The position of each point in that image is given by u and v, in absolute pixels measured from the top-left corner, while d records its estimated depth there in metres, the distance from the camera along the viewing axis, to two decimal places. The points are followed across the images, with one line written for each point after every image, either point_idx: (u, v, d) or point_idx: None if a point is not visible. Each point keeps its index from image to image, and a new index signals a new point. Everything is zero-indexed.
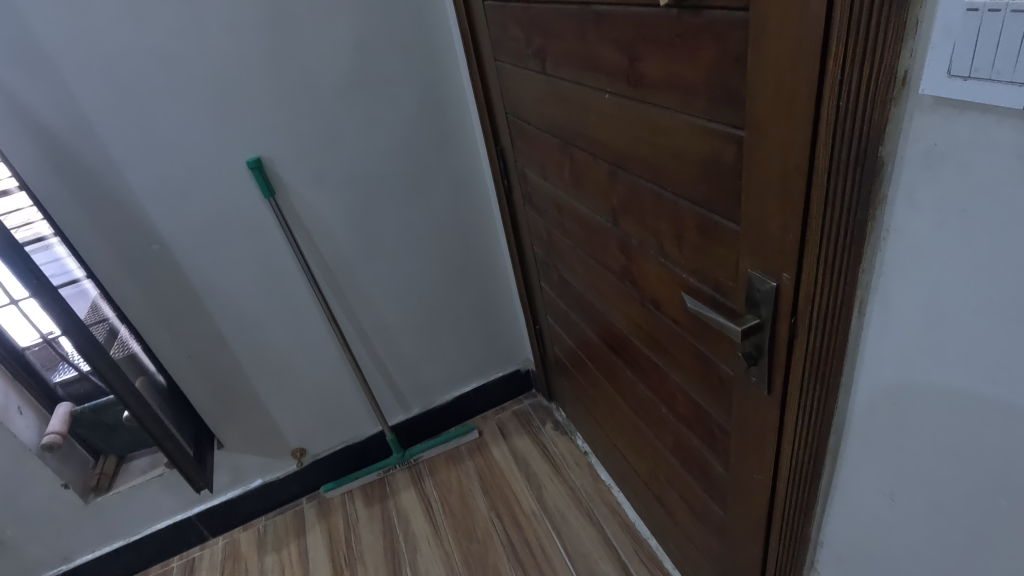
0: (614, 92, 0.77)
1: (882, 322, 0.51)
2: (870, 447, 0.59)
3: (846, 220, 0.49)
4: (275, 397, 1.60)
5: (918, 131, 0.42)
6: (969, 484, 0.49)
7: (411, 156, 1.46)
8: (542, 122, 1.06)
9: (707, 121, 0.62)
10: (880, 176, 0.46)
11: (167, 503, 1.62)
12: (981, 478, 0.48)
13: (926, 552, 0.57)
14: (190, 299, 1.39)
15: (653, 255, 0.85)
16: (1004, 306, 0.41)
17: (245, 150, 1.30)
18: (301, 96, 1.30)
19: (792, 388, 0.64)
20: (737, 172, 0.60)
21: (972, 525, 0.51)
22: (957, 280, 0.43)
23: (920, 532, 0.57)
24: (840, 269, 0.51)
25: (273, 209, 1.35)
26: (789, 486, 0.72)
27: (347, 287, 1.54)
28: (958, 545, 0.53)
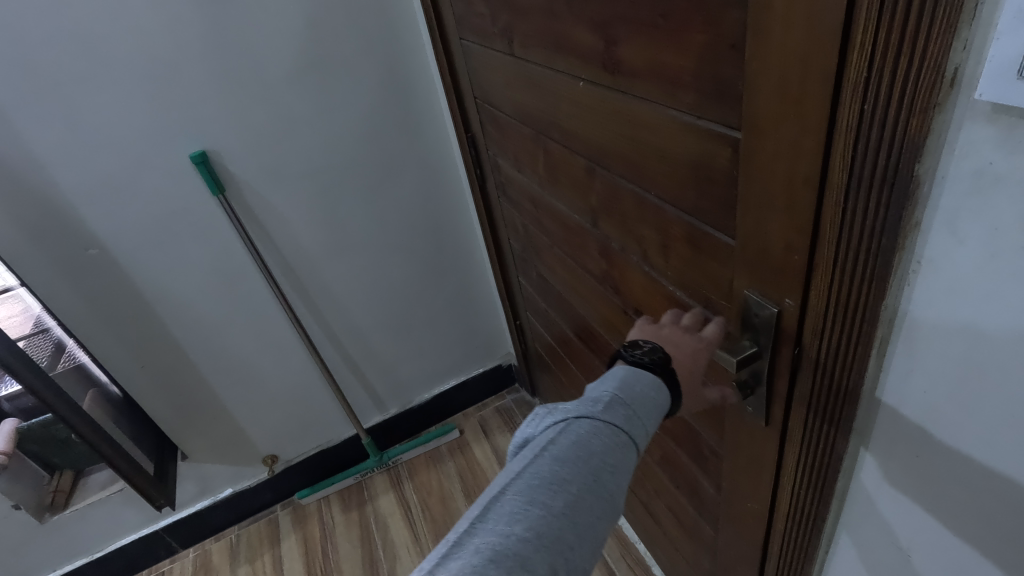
0: (589, 79, 0.67)
1: (906, 366, 0.43)
2: (884, 494, 0.51)
3: (868, 247, 0.40)
4: (241, 405, 1.51)
5: (972, 145, 0.33)
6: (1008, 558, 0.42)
7: (374, 145, 1.34)
8: (512, 109, 0.95)
9: (697, 118, 0.52)
10: (914, 199, 0.37)
11: (130, 518, 1.53)
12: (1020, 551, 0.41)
13: None
14: (139, 306, 1.28)
15: (636, 262, 0.76)
16: None
17: (189, 143, 1.17)
18: (247, 82, 1.17)
19: (794, 424, 0.56)
20: (731, 180, 0.51)
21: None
22: (1009, 329, 0.35)
23: None
24: (858, 303, 0.43)
25: (223, 206, 1.23)
26: (786, 521, 0.65)
27: (312, 287, 1.44)
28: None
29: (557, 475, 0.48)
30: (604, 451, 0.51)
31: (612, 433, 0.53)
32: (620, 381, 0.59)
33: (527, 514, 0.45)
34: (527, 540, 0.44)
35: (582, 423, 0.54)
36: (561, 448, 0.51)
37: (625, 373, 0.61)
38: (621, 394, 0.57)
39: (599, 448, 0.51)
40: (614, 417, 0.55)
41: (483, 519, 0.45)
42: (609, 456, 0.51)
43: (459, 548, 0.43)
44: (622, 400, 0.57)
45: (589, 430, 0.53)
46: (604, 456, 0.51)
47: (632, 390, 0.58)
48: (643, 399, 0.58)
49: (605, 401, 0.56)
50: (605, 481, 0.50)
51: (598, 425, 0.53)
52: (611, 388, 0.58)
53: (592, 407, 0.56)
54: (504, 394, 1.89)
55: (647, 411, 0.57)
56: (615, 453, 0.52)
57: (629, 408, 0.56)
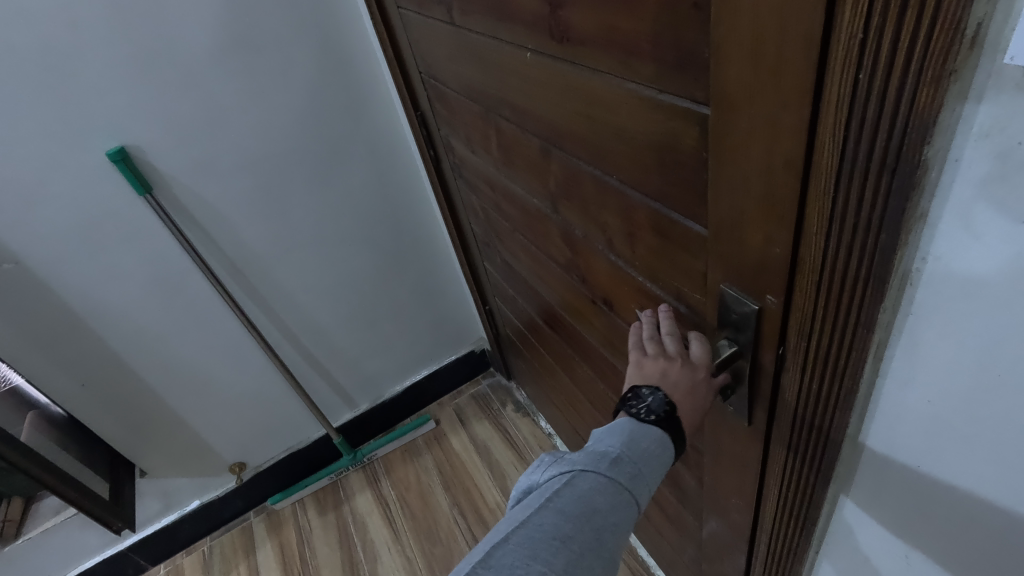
0: (536, 49, 0.59)
1: (907, 375, 0.38)
2: (879, 502, 0.47)
3: (865, 242, 0.34)
4: (198, 415, 1.42)
5: (996, 122, 0.27)
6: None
7: (316, 129, 1.23)
8: (459, 84, 0.86)
9: (657, 92, 0.45)
10: (920, 187, 0.31)
11: (92, 540, 1.45)
12: None
13: None
14: (70, 321, 1.18)
15: (601, 251, 0.69)
16: None
17: (103, 139, 1.05)
18: (164, 67, 1.05)
19: (779, 429, 0.51)
20: (701, 162, 0.44)
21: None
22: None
23: None
24: (855, 306, 0.37)
25: (151, 206, 1.12)
26: (773, 523, 0.60)
27: (263, 287, 1.34)
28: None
29: (556, 539, 0.40)
30: (609, 511, 0.43)
31: (618, 492, 0.44)
32: (625, 435, 0.48)
33: (528, 570, 0.38)
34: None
35: (588, 476, 0.44)
36: (563, 504, 0.42)
37: (629, 426, 0.49)
38: (627, 450, 0.46)
39: (603, 507, 0.42)
40: (619, 474, 0.45)
41: (484, 565, 0.39)
42: (615, 518, 0.42)
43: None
44: (629, 458, 0.46)
45: (595, 486, 0.43)
46: (609, 516, 0.42)
47: (640, 445, 0.47)
48: (656, 459, 0.47)
49: (611, 456, 0.46)
50: (608, 544, 0.41)
51: (604, 482, 0.44)
52: (617, 442, 0.47)
53: (598, 462, 0.45)
54: (479, 379, 1.83)
55: (655, 472, 0.47)
56: (621, 514, 0.43)
57: (637, 466, 0.46)
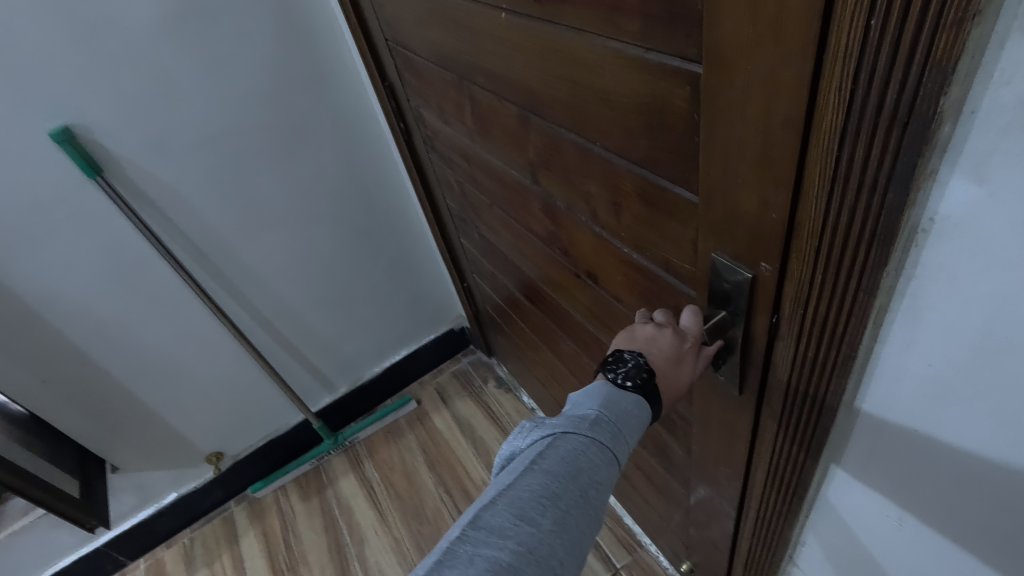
0: (512, 9, 0.56)
1: (908, 340, 0.37)
2: (874, 466, 0.47)
3: (870, 204, 0.32)
4: (169, 406, 1.37)
5: (1018, 69, 0.26)
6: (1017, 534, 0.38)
7: (278, 102, 1.17)
8: (428, 50, 0.81)
9: (645, 51, 0.42)
10: (931, 143, 0.29)
11: (65, 539, 1.40)
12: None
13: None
14: (23, 314, 1.11)
15: (584, 222, 0.67)
16: None
17: (46, 118, 0.98)
18: (107, 38, 0.97)
19: (771, 398, 0.50)
20: (691, 124, 0.42)
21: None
22: None
23: (934, 560, 0.47)
24: (857, 272, 0.36)
25: (104, 190, 1.05)
26: (763, 492, 0.60)
27: (231, 271, 1.29)
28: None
29: (543, 497, 0.39)
30: (593, 469, 0.42)
31: (600, 451, 0.43)
32: (604, 397, 0.47)
33: (518, 529, 0.37)
34: (519, 555, 0.36)
35: (570, 438, 0.43)
36: (546, 464, 0.41)
37: (607, 390, 0.48)
38: (608, 411, 0.46)
39: (587, 466, 0.42)
40: (600, 435, 0.44)
41: (473, 528, 0.37)
42: (600, 476, 0.42)
43: (448, 564, 0.35)
44: (610, 419, 0.45)
45: (578, 446, 0.43)
46: (594, 474, 0.42)
47: (622, 407, 0.46)
48: (634, 421, 0.46)
49: (591, 418, 0.45)
50: (594, 501, 0.41)
51: (586, 442, 0.43)
52: (596, 405, 0.46)
53: (578, 425, 0.45)
54: (460, 357, 1.81)
55: (634, 432, 0.46)
56: (604, 473, 0.42)
57: (617, 427, 0.45)
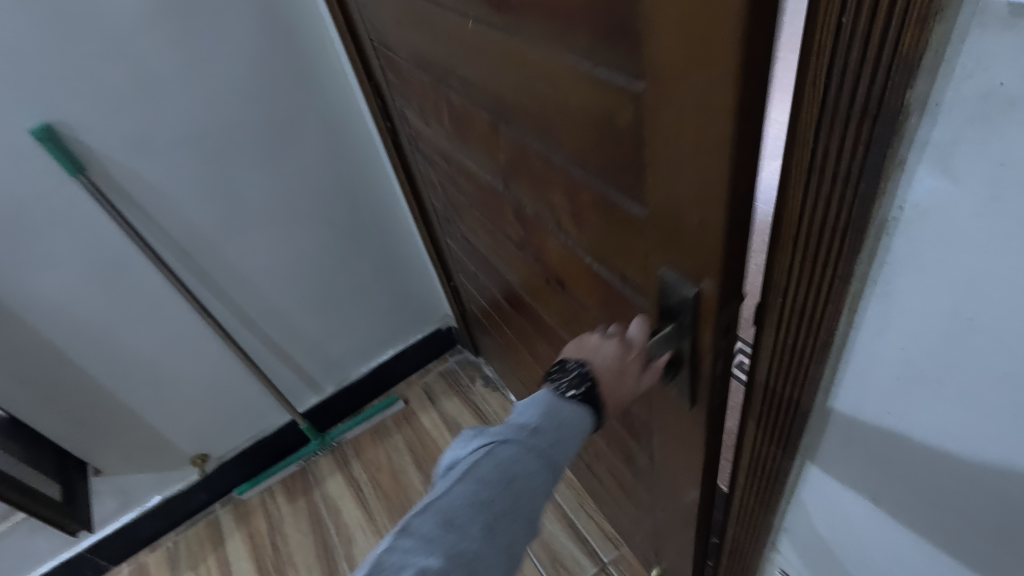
0: (477, 17, 0.57)
1: (880, 324, 0.39)
2: (850, 449, 0.49)
3: (845, 194, 0.34)
4: (152, 407, 1.36)
5: (977, 63, 0.27)
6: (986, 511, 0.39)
7: (263, 101, 1.17)
8: (408, 53, 0.82)
9: (591, 65, 0.44)
10: (899, 134, 0.32)
11: (45, 544, 1.38)
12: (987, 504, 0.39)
13: (911, 557, 0.50)
14: (2, 315, 1.09)
15: (552, 230, 0.68)
16: None
17: (25, 115, 0.97)
18: (87, 36, 0.96)
19: (753, 388, 0.51)
20: (635, 140, 0.43)
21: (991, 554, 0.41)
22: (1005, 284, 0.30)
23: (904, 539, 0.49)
24: (829, 260, 0.38)
25: (86, 188, 1.04)
26: (745, 480, 0.62)
27: (216, 270, 1.28)
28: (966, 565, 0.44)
29: (477, 507, 0.43)
30: (526, 478, 0.45)
31: (536, 461, 0.46)
32: (547, 406, 0.50)
33: (447, 536, 0.41)
34: (448, 560, 0.40)
35: (508, 447, 0.46)
36: (482, 473, 0.44)
37: (549, 400, 0.51)
38: (548, 421, 0.49)
39: (521, 475, 0.45)
40: (537, 444, 0.47)
41: (404, 535, 0.41)
42: (533, 484, 0.45)
43: (382, 570, 0.39)
44: (549, 428, 0.49)
45: (514, 456, 0.46)
46: (527, 483, 0.45)
47: (562, 415, 0.50)
48: (575, 429, 0.50)
49: (531, 428, 0.48)
50: (526, 507, 0.45)
51: (523, 452, 0.46)
52: (537, 414, 0.50)
53: (517, 432, 0.48)
54: (447, 356, 1.81)
55: (573, 439, 0.50)
56: (539, 481, 0.46)
57: (556, 436, 0.49)
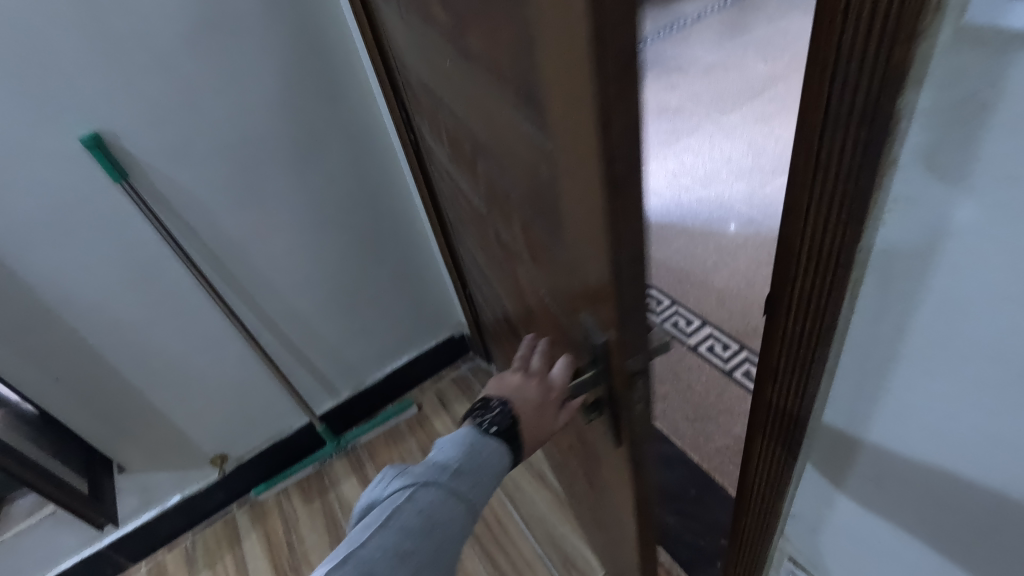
0: (449, 55, 0.63)
1: (878, 304, 0.46)
2: (855, 423, 0.55)
3: (846, 186, 0.42)
4: (177, 407, 1.40)
5: (957, 75, 0.34)
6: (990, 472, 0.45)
7: (293, 113, 1.23)
8: (417, 80, 0.88)
9: (521, 122, 0.51)
10: (891, 136, 0.38)
11: (67, 541, 1.41)
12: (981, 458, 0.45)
13: (921, 522, 0.55)
14: (41, 313, 1.15)
15: (521, 259, 0.76)
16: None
17: (74, 124, 1.03)
18: (135, 51, 1.03)
19: (768, 367, 0.59)
20: (555, 194, 0.52)
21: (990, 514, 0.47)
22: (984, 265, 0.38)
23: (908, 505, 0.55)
24: (832, 245, 0.46)
25: (126, 193, 1.10)
26: (757, 462, 0.70)
27: (243, 275, 1.34)
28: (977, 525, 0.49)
29: (405, 542, 0.55)
30: (445, 518, 0.58)
31: (454, 500, 0.60)
32: (467, 447, 0.64)
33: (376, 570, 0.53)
34: None
35: (428, 491, 0.60)
36: (410, 510, 0.57)
37: (469, 440, 0.65)
38: (466, 462, 0.63)
39: (440, 517, 0.58)
40: (459, 485, 0.61)
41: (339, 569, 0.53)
42: (451, 522, 0.59)
43: None
44: (467, 468, 0.62)
45: (435, 499, 0.59)
46: (445, 522, 0.58)
47: (486, 456, 0.64)
48: (489, 466, 0.64)
49: (450, 470, 0.62)
50: (444, 542, 0.57)
51: (443, 494, 0.60)
52: (457, 457, 0.63)
53: (440, 474, 0.61)
54: (459, 364, 1.85)
55: (487, 475, 0.64)
56: (455, 519, 0.59)
57: (471, 476, 0.62)
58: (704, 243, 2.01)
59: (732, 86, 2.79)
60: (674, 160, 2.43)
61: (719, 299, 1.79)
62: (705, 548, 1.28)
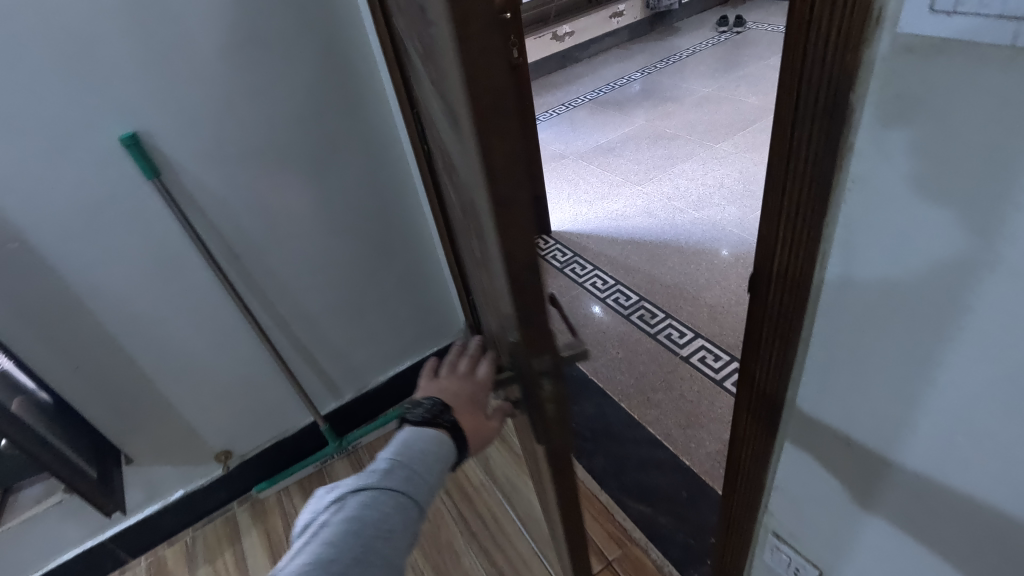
0: (421, 68, 0.70)
1: (845, 272, 0.57)
2: (831, 383, 0.65)
3: (813, 169, 0.54)
4: (188, 400, 1.44)
5: (895, 75, 0.45)
6: (939, 394, 0.55)
7: (316, 121, 1.31)
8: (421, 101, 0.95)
9: (449, 131, 0.58)
10: (846, 126, 0.50)
11: (71, 531, 1.44)
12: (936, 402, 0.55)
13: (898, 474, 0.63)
14: (68, 302, 1.20)
15: (475, 264, 0.83)
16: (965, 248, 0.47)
17: (115, 123, 1.11)
18: (177, 59, 1.12)
19: (754, 330, 0.70)
20: (471, 201, 0.59)
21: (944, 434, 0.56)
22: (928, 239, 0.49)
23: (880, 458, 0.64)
24: (804, 218, 0.57)
25: (158, 190, 1.17)
26: (744, 428, 0.80)
27: (260, 274, 1.40)
28: (934, 455, 0.58)
29: (338, 545, 0.59)
30: (378, 516, 0.63)
31: (386, 497, 0.65)
32: (399, 447, 0.71)
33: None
34: None
35: (358, 496, 0.65)
36: (340, 521, 0.62)
37: (402, 441, 0.72)
38: (398, 461, 0.69)
39: (371, 517, 0.63)
40: (392, 481, 0.67)
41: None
42: (385, 518, 0.64)
43: None
44: (400, 465, 0.69)
45: (366, 500, 0.64)
46: (378, 521, 0.63)
47: (415, 448, 0.71)
48: (422, 460, 0.70)
49: (382, 472, 0.68)
50: (379, 541, 0.62)
51: (376, 494, 0.65)
52: (390, 459, 0.70)
53: (372, 476, 0.67)
54: None
55: (419, 469, 0.70)
56: (388, 517, 0.64)
57: (403, 473, 0.68)
58: (696, 261, 2.10)
59: (723, 117, 2.93)
60: (669, 184, 2.54)
61: (710, 314, 1.87)
62: (695, 548, 1.32)
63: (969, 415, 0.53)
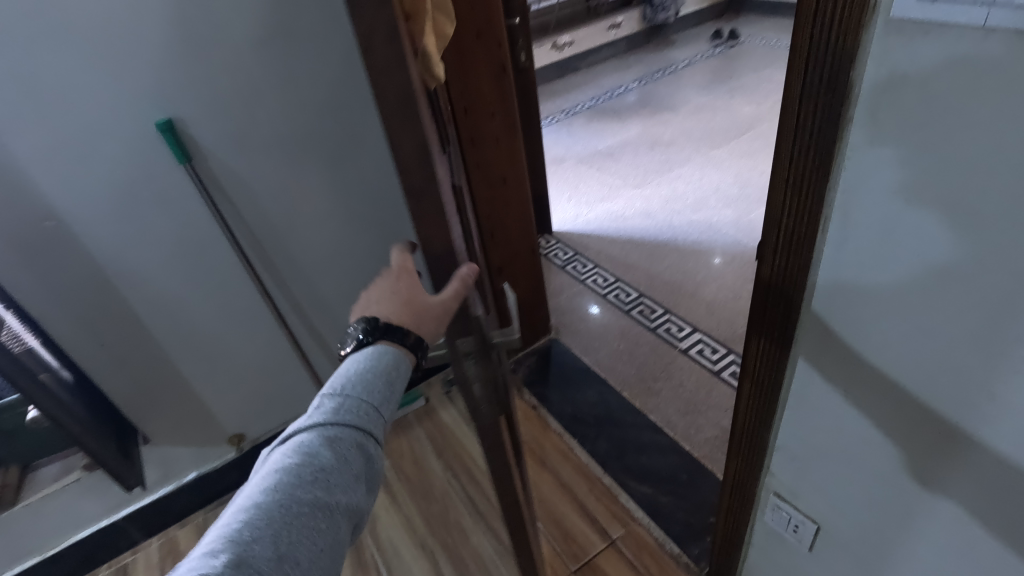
0: None
1: (842, 239, 0.65)
2: (830, 344, 0.72)
3: (818, 140, 0.61)
4: (206, 381, 1.49)
5: (890, 58, 0.53)
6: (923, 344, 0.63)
7: (340, 114, 1.36)
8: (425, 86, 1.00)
9: None
10: (846, 101, 0.57)
11: (89, 508, 1.47)
12: (929, 359, 0.63)
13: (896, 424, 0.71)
14: (98, 281, 1.25)
15: None
16: (950, 219, 0.55)
17: (151, 109, 1.17)
18: (213, 52, 1.18)
19: (762, 296, 0.77)
20: None
21: (934, 377, 0.64)
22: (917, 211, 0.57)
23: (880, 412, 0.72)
24: (809, 186, 0.64)
25: (189, 174, 1.23)
26: (746, 391, 0.88)
27: (283, 260, 1.46)
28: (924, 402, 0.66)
29: (270, 493, 0.55)
30: (314, 454, 0.59)
31: (321, 432, 0.61)
32: (336, 381, 0.66)
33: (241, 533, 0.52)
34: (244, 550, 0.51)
35: (294, 440, 0.60)
36: (274, 469, 0.57)
37: (339, 375, 0.67)
38: (333, 395, 0.65)
39: (307, 456, 0.58)
40: (328, 416, 0.62)
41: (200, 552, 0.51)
42: (322, 452, 0.59)
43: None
44: (337, 399, 0.64)
45: (302, 441, 0.60)
46: (315, 458, 0.59)
47: (350, 375, 0.66)
48: (363, 384, 0.66)
49: (319, 411, 0.63)
50: (317, 477, 0.57)
51: (310, 433, 0.61)
52: (327, 397, 0.65)
53: (309, 417, 0.63)
54: None
55: (361, 395, 0.65)
56: (326, 450, 0.60)
57: (342, 405, 0.64)
58: (695, 260, 2.18)
59: (720, 124, 3.02)
60: (668, 187, 2.62)
61: (709, 309, 1.94)
62: (696, 526, 1.38)
63: (956, 356, 0.61)
